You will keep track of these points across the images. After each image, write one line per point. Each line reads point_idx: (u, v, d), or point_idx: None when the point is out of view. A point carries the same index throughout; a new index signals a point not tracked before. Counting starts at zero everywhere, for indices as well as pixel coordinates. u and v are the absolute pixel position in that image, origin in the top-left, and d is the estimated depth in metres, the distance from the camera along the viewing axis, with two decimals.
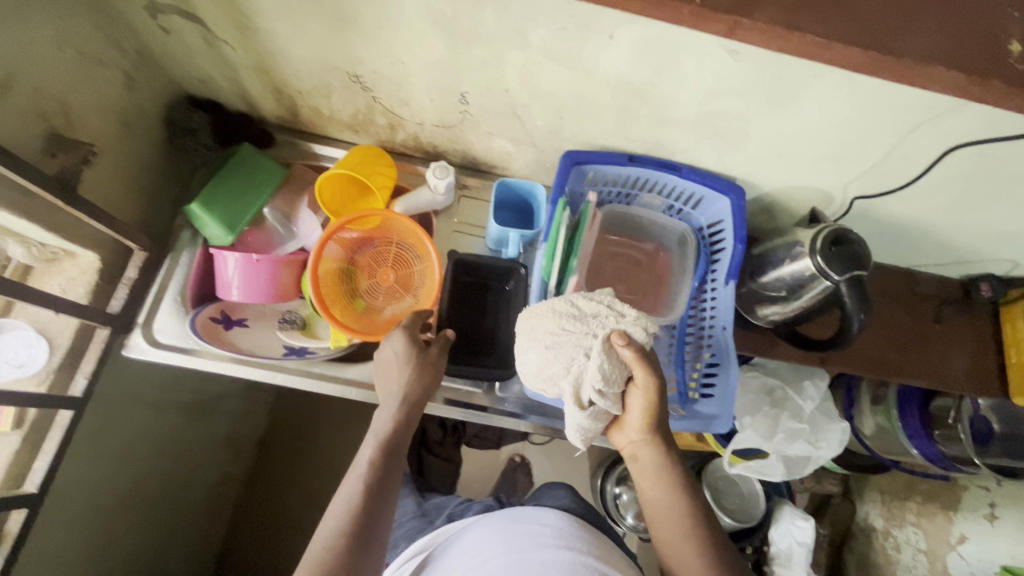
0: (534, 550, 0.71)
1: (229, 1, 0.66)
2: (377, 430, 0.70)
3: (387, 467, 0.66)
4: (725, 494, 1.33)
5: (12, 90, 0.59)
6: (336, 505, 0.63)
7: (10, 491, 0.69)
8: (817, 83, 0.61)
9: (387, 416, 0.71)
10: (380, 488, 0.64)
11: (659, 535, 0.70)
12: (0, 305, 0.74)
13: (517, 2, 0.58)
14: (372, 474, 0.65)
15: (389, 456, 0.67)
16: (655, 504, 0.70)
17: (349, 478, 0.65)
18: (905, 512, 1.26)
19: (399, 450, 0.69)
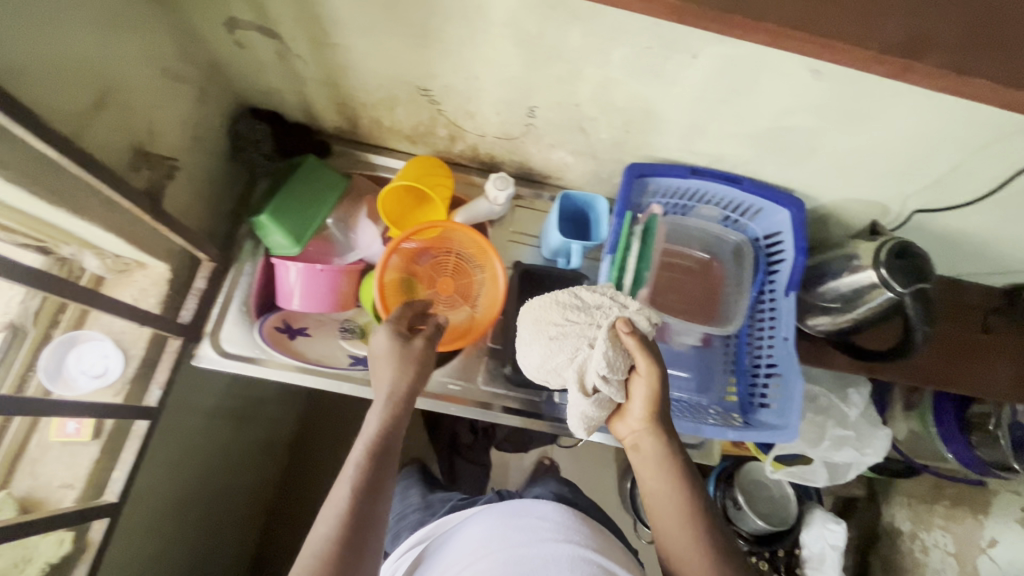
0: (532, 544, 0.69)
1: (310, 19, 0.66)
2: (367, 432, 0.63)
3: (380, 473, 0.60)
4: (757, 497, 1.31)
5: (106, 108, 0.60)
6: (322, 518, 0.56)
7: (92, 500, 0.70)
8: (896, 102, 0.62)
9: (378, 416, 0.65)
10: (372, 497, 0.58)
11: (659, 530, 0.65)
12: (76, 316, 0.75)
13: (605, 23, 0.59)
14: (364, 483, 0.58)
15: (382, 463, 0.60)
16: (655, 497, 0.66)
17: (337, 485, 0.59)
18: (932, 515, 1.25)
19: (390, 450, 0.62)
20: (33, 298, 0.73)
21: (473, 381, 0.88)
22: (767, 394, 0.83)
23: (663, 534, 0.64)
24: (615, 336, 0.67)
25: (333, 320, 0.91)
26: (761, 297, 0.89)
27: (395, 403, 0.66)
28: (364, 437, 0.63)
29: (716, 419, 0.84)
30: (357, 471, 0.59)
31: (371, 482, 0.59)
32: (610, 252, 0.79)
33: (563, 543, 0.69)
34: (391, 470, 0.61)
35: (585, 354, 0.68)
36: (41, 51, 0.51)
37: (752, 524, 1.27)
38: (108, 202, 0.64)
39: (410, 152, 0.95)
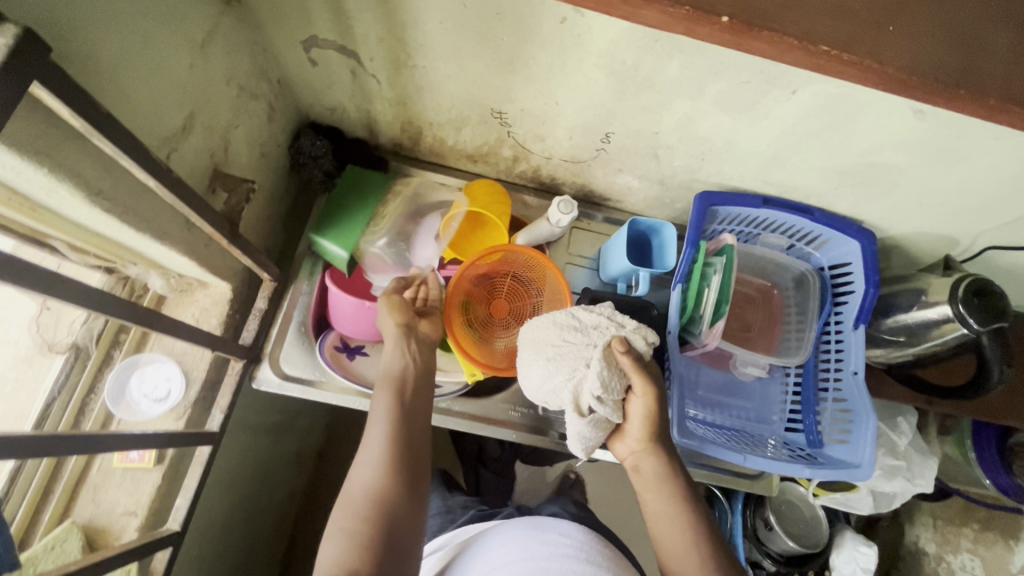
0: (551, 558, 0.71)
1: (395, 41, 0.65)
2: (374, 435, 0.66)
3: (395, 473, 0.63)
4: (788, 516, 1.24)
5: (192, 131, 0.58)
6: (336, 522, 0.60)
7: (154, 529, 0.68)
8: (996, 143, 0.61)
9: (383, 418, 0.68)
10: (389, 497, 0.62)
11: (663, 553, 0.65)
12: (137, 336, 0.73)
13: (707, 58, 0.58)
14: (375, 483, 0.62)
15: (394, 456, 0.64)
16: (657, 518, 0.67)
17: (350, 489, 0.63)
18: (960, 539, 1.23)
19: (405, 454, 0.65)
20: (96, 320, 0.71)
21: (533, 407, 0.86)
22: (835, 428, 0.82)
23: (666, 556, 0.65)
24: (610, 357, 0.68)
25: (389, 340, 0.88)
26: (825, 328, 0.88)
27: (396, 402, 0.69)
28: (371, 440, 0.66)
29: (783, 453, 0.82)
30: (369, 474, 0.63)
31: (385, 481, 0.62)
32: (681, 281, 0.78)
33: (584, 561, 0.72)
34: (411, 470, 0.65)
35: (580, 374, 0.67)
36: (141, 74, 0.49)
37: (783, 545, 1.21)
38: (185, 224, 0.63)
39: (469, 171, 0.93)
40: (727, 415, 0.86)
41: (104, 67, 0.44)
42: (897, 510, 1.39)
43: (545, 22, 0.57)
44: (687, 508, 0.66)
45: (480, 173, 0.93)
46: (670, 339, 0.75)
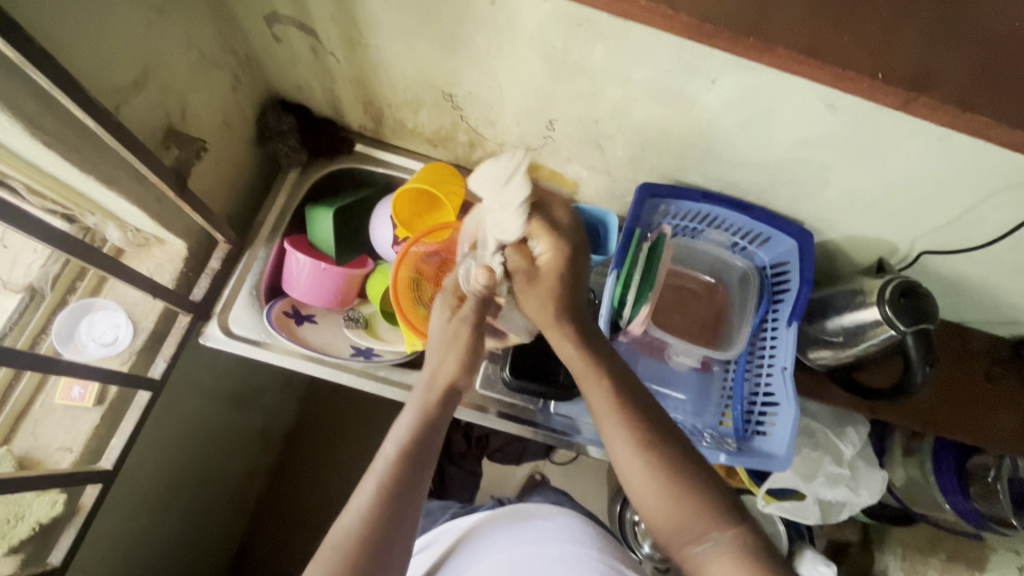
0: (539, 543, 0.75)
1: (347, 18, 0.69)
2: (400, 428, 0.60)
3: (412, 478, 0.56)
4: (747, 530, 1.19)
5: (145, 88, 0.64)
6: (349, 513, 0.54)
7: (86, 465, 0.73)
8: (909, 141, 0.62)
9: (413, 410, 0.61)
10: (400, 503, 0.55)
11: (639, 496, 0.56)
12: (94, 283, 0.78)
13: (628, 45, 0.61)
14: (388, 486, 0.55)
15: (427, 442, 0.59)
16: (619, 456, 0.58)
17: (364, 482, 0.56)
18: (926, 568, 1.17)
19: (429, 455, 0.58)
20: (54, 263, 0.77)
21: (471, 383, 0.89)
22: (761, 421, 0.84)
23: (636, 495, 0.57)
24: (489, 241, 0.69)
25: (339, 310, 0.92)
26: (763, 325, 0.90)
27: (434, 402, 0.62)
28: (397, 431, 0.60)
29: (709, 442, 0.84)
30: (386, 471, 0.56)
31: (401, 486, 0.55)
32: (616, 268, 0.81)
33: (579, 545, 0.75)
34: (428, 474, 0.58)
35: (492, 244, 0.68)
36: (90, 28, 0.54)
37: None
38: (136, 176, 0.67)
39: (430, 156, 0.97)
40: (660, 403, 0.88)
41: (50, 14, 0.50)
42: (868, 536, 1.30)
43: (476, 3, 0.61)
44: (650, 439, 0.57)
45: (441, 158, 0.97)
46: (601, 323, 0.78)
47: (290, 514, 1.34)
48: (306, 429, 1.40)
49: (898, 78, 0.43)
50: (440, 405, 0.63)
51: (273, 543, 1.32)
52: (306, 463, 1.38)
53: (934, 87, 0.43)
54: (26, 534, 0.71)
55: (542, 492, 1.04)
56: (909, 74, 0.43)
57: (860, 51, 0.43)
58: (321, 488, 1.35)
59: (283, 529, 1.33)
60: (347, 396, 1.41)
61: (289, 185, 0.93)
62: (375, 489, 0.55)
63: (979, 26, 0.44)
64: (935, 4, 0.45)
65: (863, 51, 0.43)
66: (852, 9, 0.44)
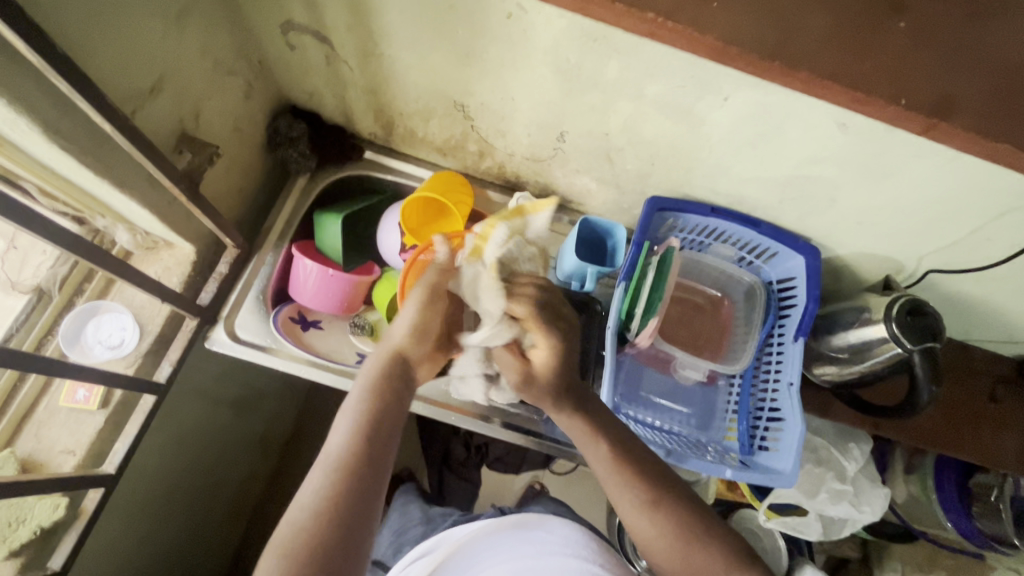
0: (540, 558, 0.75)
1: (362, 28, 0.69)
2: (351, 404, 0.61)
3: (366, 458, 0.55)
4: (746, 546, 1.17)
5: (160, 93, 0.65)
6: (301, 497, 0.52)
7: (89, 468, 0.73)
8: (918, 161, 0.63)
9: (362, 390, 0.62)
10: (357, 484, 0.53)
11: (650, 551, 0.61)
12: (101, 285, 0.79)
13: (641, 61, 0.62)
14: (339, 464, 0.54)
15: (378, 412, 0.60)
16: (627, 513, 0.62)
17: (315, 467, 0.55)
18: None
19: (380, 434, 0.58)
20: (62, 265, 0.77)
21: (477, 393, 0.88)
22: (767, 437, 0.84)
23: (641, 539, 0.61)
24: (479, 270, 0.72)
25: (345, 317, 0.93)
26: (769, 339, 0.90)
27: (381, 372, 0.64)
28: (345, 414, 0.59)
29: (714, 456, 0.84)
30: (336, 454, 0.55)
31: (355, 467, 0.54)
32: (624, 280, 0.81)
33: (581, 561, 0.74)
34: (386, 444, 0.58)
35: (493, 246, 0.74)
36: (110, 34, 0.55)
37: None
38: (148, 180, 0.67)
39: (438, 164, 0.98)
40: (665, 416, 0.88)
41: (72, 21, 0.50)
42: (867, 553, 1.30)
43: (492, 17, 0.62)
44: (653, 496, 0.61)
45: (449, 167, 0.97)
46: (608, 334, 0.78)
47: None
48: (305, 434, 1.39)
49: (909, 101, 0.43)
50: (390, 377, 0.64)
51: None
52: (305, 468, 1.37)
53: (947, 111, 0.43)
54: (29, 536, 0.70)
55: (544, 502, 1.04)
56: (921, 98, 0.43)
57: (873, 74, 0.44)
58: None
59: None
60: None
61: (298, 190, 0.93)
62: (327, 471, 0.53)
63: (992, 52, 0.45)
64: (949, 29, 0.45)
65: (878, 74, 0.44)
66: (866, 32, 0.44)
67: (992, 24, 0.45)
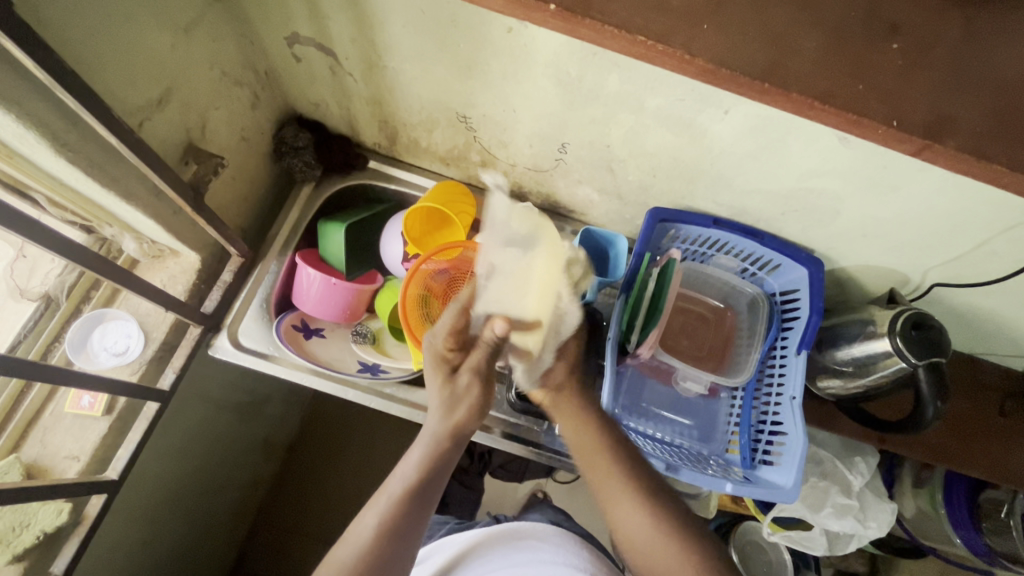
0: (531, 565, 0.74)
1: (366, 41, 0.70)
2: (407, 465, 0.63)
3: (410, 522, 0.59)
4: (751, 560, 1.14)
5: (167, 105, 0.66)
6: (348, 543, 0.58)
7: (93, 474, 0.74)
8: (921, 175, 0.62)
9: (420, 451, 0.63)
10: (400, 543, 0.58)
11: (625, 534, 0.62)
12: (107, 293, 0.80)
13: (640, 74, 0.62)
14: (387, 526, 0.58)
15: (428, 482, 0.61)
16: (610, 500, 0.64)
17: (363, 519, 0.59)
18: None
19: (428, 499, 0.61)
20: (69, 273, 0.78)
21: None
22: (769, 452, 0.83)
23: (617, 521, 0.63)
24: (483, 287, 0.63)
25: (346, 326, 0.93)
26: (772, 352, 0.89)
27: (444, 441, 0.64)
28: (400, 474, 0.62)
29: (714, 470, 0.84)
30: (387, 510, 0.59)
31: (398, 531, 0.58)
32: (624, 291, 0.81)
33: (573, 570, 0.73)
34: (427, 509, 0.61)
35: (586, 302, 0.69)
36: (118, 50, 0.56)
37: None
38: (154, 190, 0.69)
39: (442, 173, 0.98)
40: (666, 428, 0.87)
41: (77, 37, 0.51)
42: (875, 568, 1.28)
43: (493, 31, 0.62)
44: (642, 492, 0.62)
45: (453, 176, 0.98)
46: (608, 345, 0.78)
47: (289, 526, 1.33)
48: (308, 440, 1.40)
49: (904, 117, 0.43)
50: (445, 451, 0.64)
51: (270, 555, 1.31)
52: (307, 474, 1.37)
53: (947, 130, 0.43)
54: (32, 541, 0.71)
55: (546, 511, 1.04)
56: (919, 115, 0.43)
57: (868, 90, 0.44)
58: (321, 501, 1.35)
59: (281, 541, 1.32)
60: (352, 408, 1.41)
61: (303, 200, 0.95)
62: (376, 526, 0.58)
63: (992, 69, 0.44)
64: (951, 46, 0.45)
65: (875, 92, 0.43)
66: (863, 49, 0.44)
67: (992, 40, 0.45)
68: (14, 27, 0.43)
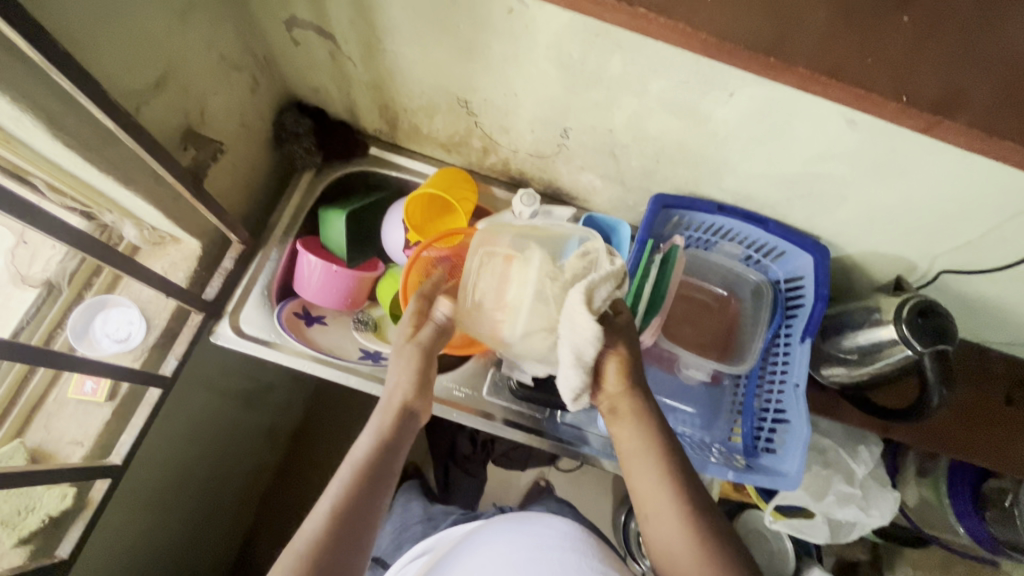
0: (538, 552, 0.73)
1: (365, 25, 0.69)
2: (357, 450, 0.61)
3: (363, 504, 0.57)
4: (754, 547, 1.15)
5: (166, 89, 0.66)
6: (300, 534, 0.55)
7: (97, 459, 0.75)
8: (931, 159, 0.61)
9: (370, 433, 0.62)
10: (356, 525, 0.56)
11: (656, 535, 0.59)
12: (109, 279, 0.80)
13: (644, 56, 0.61)
14: (339, 509, 0.56)
15: (380, 461, 0.60)
16: (649, 497, 0.60)
17: (316, 508, 0.57)
18: None
19: (382, 476, 0.60)
20: (71, 259, 0.78)
21: (478, 390, 0.88)
22: (771, 439, 0.83)
23: (654, 524, 0.59)
24: (491, 251, 0.73)
25: (348, 314, 0.93)
26: (776, 339, 0.89)
27: (391, 422, 0.63)
28: (350, 461, 0.60)
29: (717, 457, 0.84)
30: (339, 493, 0.57)
31: (353, 516, 0.56)
32: (627, 279, 0.81)
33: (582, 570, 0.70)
34: (381, 489, 0.59)
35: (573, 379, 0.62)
36: (113, 32, 0.55)
37: None
38: (153, 177, 0.68)
39: (443, 160, 0.97)
40: (668, 415, 0.87)
41: (72, 18, 0.51)
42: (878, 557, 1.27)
43: (494, 12, 0.61)
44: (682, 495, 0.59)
45: (454, 163, 0.97)
46: None
47: (293, 513, 1.34)
48: (312, 428, 1.41)
49: (911, 96, 0.42)
50: (396, 428, 0.63)
51: (274, 541, 1.32)
52: (310, 462, 1.38)
53: (956, 109, 0.42)
54: (38, 524, 0.72)
55: (550, 500, 1.04)
56: (928, 94, 0.42)
57: (877, 69, 0.42)
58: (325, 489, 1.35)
59: (286, 527, 1.33)
60: (355, 396, 1.42)
61: (304, 187, 0.94)
62: (331, 510, 0.56)
63: (1004, 48, 0.43)
64: (964, 23, 0.44)
65: (884, 71, 0.42)
66: (871, 26, 0.43)
67: (1004, 17, 0.44)
68: (8, 8, 0.42)
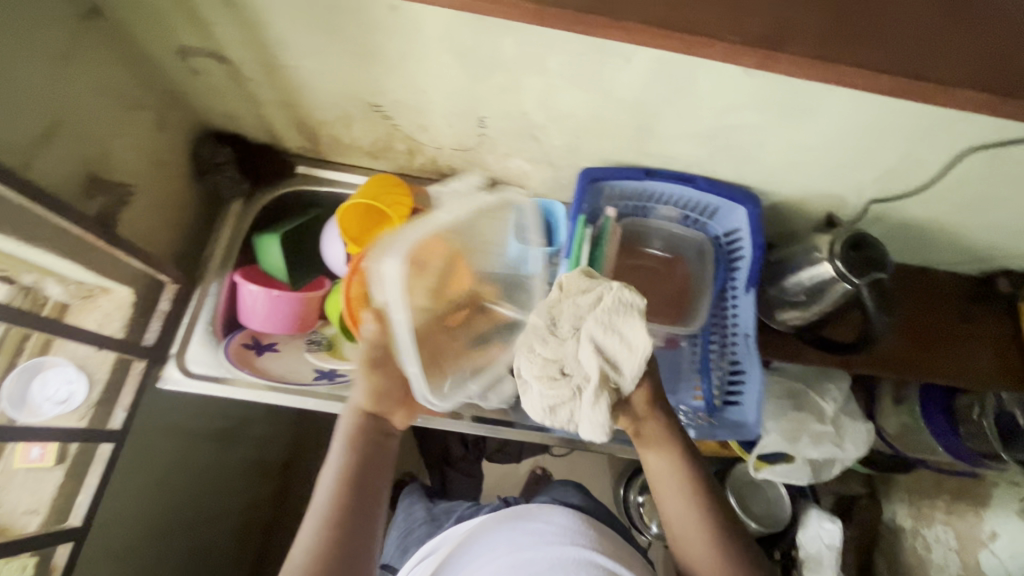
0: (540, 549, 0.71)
1: (256, 43, 0.68)
2: (332, 461, 0.61)
3: (351, 508, 0.58)
4: (750, 497, 1.14)
5: (58, 137, 0.64)
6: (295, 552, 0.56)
7: (56, 524, 0.73)
8: (830, 95, 0.62)
9: (343, 441, 0.62)
10: (350, 530, 0.57)
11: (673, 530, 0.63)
12: (41, 343, 0.78)
13: (534, 34, 0.60)
14: (328, 516, 0.57)
15: (354, 467, 0.60)
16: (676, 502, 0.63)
17: (305, 524, 0.58)
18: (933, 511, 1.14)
19: (367, 479, 0.60)
20: None
21: None
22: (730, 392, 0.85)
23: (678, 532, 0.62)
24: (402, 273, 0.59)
25: (301, 336, 0.92)
26: (723, 294, 0.90)
27: (359, 429, 0.62)
28: (328, 470, 0.60)
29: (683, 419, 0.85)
30: (326, 504, 0.58)
31: (343, 522, 0.57)
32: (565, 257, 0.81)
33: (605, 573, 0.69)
34: (370, 490, 0.60)
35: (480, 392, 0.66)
36: None
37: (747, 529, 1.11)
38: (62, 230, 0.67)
39: (374, 168, 0.96)
40: None
41: None
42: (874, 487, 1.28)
43: (377, 11, 0.60)
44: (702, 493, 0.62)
45: (385, 169, 0.96)
46: None
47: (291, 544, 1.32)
48: (299, 456, 1.39)
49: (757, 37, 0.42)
50: (367, 436, 0.62)
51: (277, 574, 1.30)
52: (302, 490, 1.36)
53: None
54: None
55: (572, 482, 1.02)
56: None
57: None
58: None
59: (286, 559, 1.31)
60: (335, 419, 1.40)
61: (235, 217, 0.92)
62: (319, 526, 0.56)
63: None
64: None
65: None
66: None
67: None
68: None
